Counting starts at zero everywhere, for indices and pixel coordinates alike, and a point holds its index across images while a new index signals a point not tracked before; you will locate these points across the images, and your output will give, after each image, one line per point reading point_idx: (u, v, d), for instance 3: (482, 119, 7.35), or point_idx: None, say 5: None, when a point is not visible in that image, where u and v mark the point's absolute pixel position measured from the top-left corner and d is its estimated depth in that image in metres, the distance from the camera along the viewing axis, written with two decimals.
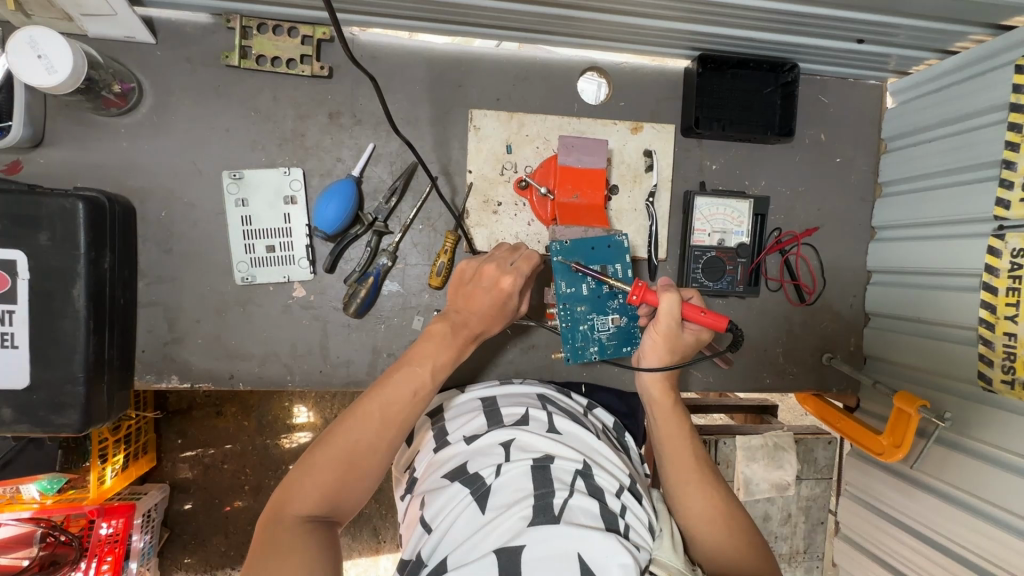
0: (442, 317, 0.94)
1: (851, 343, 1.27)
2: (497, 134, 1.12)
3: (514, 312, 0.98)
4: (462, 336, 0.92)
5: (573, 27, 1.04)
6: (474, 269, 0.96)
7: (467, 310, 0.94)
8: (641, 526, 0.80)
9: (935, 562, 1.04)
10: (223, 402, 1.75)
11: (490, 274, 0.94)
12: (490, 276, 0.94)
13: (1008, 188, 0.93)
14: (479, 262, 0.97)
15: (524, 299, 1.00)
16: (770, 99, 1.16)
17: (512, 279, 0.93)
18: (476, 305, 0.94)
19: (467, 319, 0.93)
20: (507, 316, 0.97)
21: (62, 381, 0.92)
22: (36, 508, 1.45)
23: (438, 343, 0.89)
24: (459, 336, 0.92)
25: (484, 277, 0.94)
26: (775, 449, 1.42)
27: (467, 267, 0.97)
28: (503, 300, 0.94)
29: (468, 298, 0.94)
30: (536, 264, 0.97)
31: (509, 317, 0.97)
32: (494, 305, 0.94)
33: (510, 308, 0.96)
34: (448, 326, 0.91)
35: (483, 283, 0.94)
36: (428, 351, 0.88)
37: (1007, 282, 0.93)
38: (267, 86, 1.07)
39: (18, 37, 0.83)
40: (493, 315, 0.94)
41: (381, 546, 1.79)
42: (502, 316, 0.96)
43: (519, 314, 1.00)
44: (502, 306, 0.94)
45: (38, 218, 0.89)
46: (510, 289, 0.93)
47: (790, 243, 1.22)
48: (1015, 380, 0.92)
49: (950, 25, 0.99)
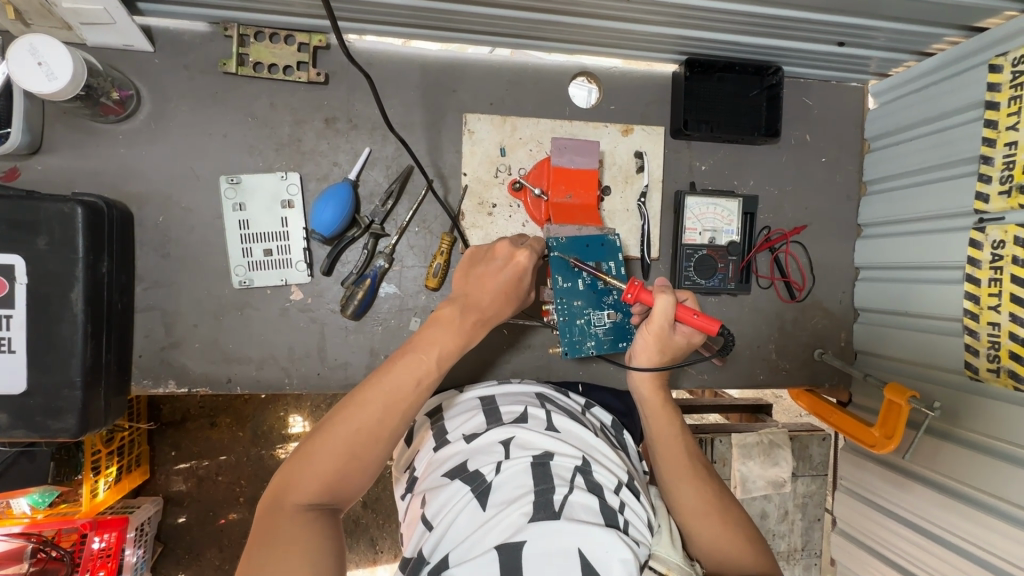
0: (449, 301, 0.94)
1: (840, 339, 1.29)
2: (491, 137, 1.15)
3: (525, 294, 1.00)
4: (473, 317, 0.93)
5: (562, 32, 1.07)
6: (484, 253, 0.99)
7: (477, 291, 0.94)
8: (639, 522, 0.80)
9: (931, 553, 1.05)
10: (217, 412, 1.74)
11: (503, 252, 0.97)
12: (503, 253, 0.96)
13: (987, 182, 0.96)
14: (490, 245, 1.00)
15: (532, 287, 1.03)
16: (756, 101, 1.19)
17: (527, 254, 0.96)
18: (489, 285, 0.95)
19: (480, 301, 0.94)
20: (519, 296, 0.98)
21: (60, 386, 0.92)
22: (27, 522, 1.42)
23: (444, 328, 0.90)
24: (470, 316, 0.92)
25: (497, 255, 0.96)
26: (771, 446, 1.43)
27: (479, 251, 0.99)
28: (519, 276, 0.96)
29: (480, 280, 0.95)
30: (542, 249, 1.01)
31: (521, 299, 0.99)
32: (510, 280, 0.95)
33: (522, 288, 0.98)
34: (457, 310, 0.92)
35: (495, 262, 0.96)
36: (437, 336, 0.88)
37: (989, 273, 0.96)
38: (264, 92, 1.09)
39: (18, 44, 0.84)
40: (507, 292, 0.96)
41: (378, 556, 1.77)
42: (515, 295, 0.97)
43: (525, 300, 1.02)
44: (517, 283, 0.96)
45: (36, 223, 0.90)
46: (524, 264, 0.96)
47: (779, 241, 1.25)
48: (1000, 368, 0.94)
49: (925, 27, 1.03)
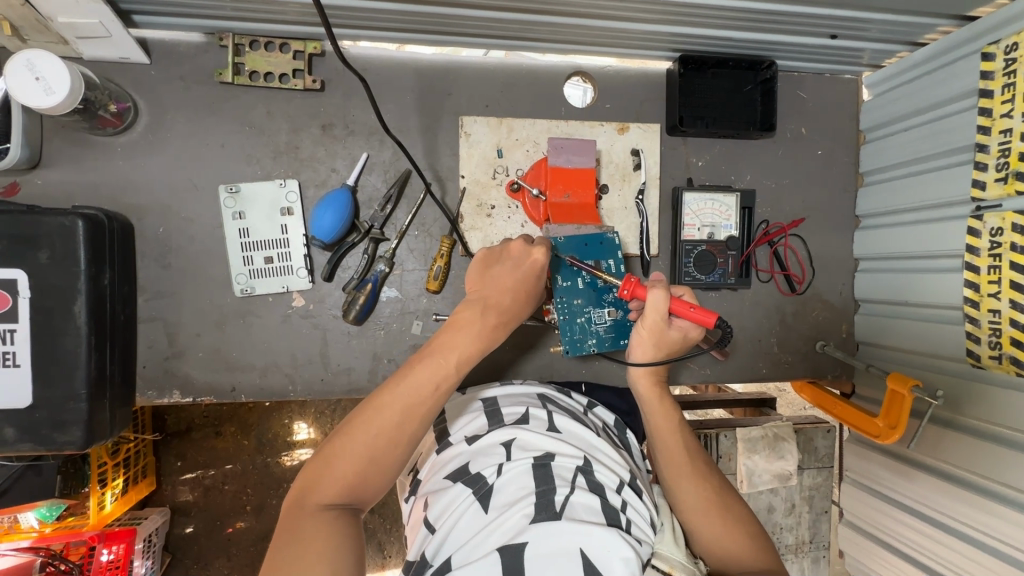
0: (469, 302, 0.94)
1: (842, 330, 1.30)
2: (488, 139, 1.15)
3: (541, 292, 1.00)
4: (491, 319, 0.92)
5: (556, 33, 1.07)
6: (498, 253, 0.99)
7: (498, 292, 0.95)
8: (642, 521, 0.80)
9: (939, 541, 1.05)
10: (222, 422, 1.74)
11: (518, 251, 0.98)
12: (518, 252, 0.97)
13: (983, 170, 0.96)
14: (504, 245, 1.00)
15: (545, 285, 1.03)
16: (750, 96, 1.20)
17: (543, 251, 0.97)
18: (504, 285, 0.95)
19: (497, 302, 0.94)
20: (535, 296, 0.98)
21: (64, 399, 0.92)
22: (35, 537, 1.44)
23: (463, 330, 0.90)
24: (489, 318, 0.92)
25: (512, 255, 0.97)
26: (776, 440, 1.42)
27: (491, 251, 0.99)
28: (535, 274, 0.96)
29: (497, 280, 0.96)
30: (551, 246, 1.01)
31: (536, 297, 0.99)
32: (524, 279, 0.96)
33: (537, 287, 0.98)
34: (475, 311, 0.92)
35: (510, 262, 0.97)
36: (455, 338, 0.88)
37: (988, 260, 0.96)
38: (260, 101, 1.10)
39: (16, 59, 0.85)
40: (523, 291, 0.96)
41: (387, 561, 1.77)
42: (531, 293, 0.97)
43: (540, 299, 1.02)
44: (533, 282, 0.97)
45: (38, 236, 0.90)
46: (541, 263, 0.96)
47: (777, 235, 1.26)
48: (1001, 355, 0.94)
49: (918, 18, 1.03)
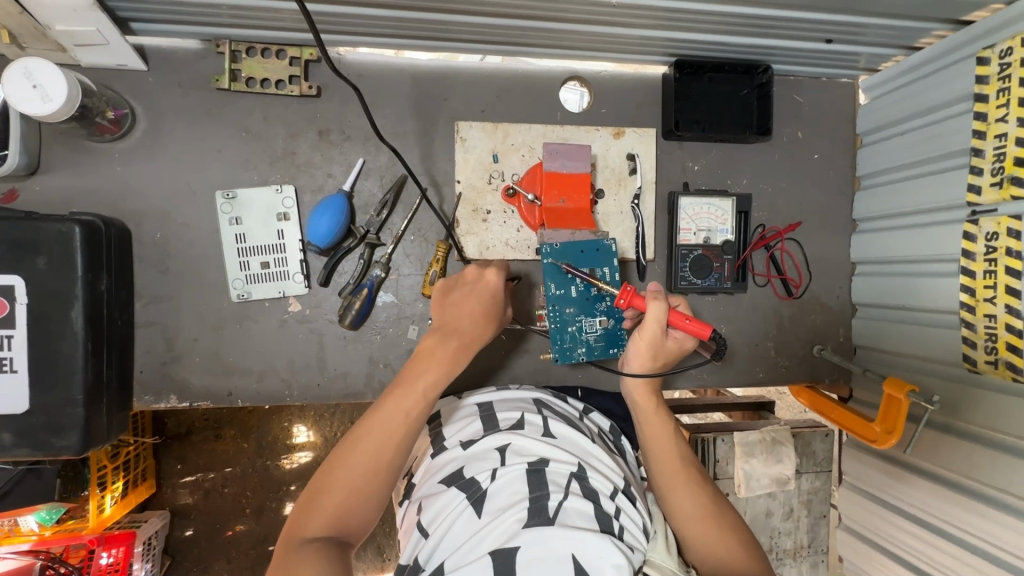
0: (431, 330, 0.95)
1: (839, 334, 1.29)
2: (484, 144, 1.15)
3: (502, 314, 1.01)
4: (458, 340, 0.93)
5: (552, 38, 1.07)
6: (454, 281, 1.01)
7: (460, 315, 0.96)
8: (635, 527, 0.80)
9: (936, 547, 1.05)
10: (221, 425, 1.74)
11: (472, 276, 1.00)
12: (472, 277, 1.00)
13: (978, 174, 0.96)
14: (456, 274, 1.02)
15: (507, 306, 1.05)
16: (746, 100, 1.20)
17: (494, 272, 1.01)
18: (466, 308, 0.97)
19: (461, 323, 0.95)
20: (498, 316, 1.00)
21: (62, 404, 0.93)
22: (35, 540, 1.44)
23: (431, 353, 0.91)
24: (455, 341, 0.93)
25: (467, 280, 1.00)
26: (774, 443, 1.42)
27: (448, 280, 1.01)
28: (493, 295, 0.99)
29: (458, 304, 0.97)
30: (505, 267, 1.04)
31: (500, 319, 1.00)
32: (483, 301, 0.98)
33: (497, 307, 1.00)
34: (439, 335, 0.93)
35: (468, 286, 0.99)
36: (421, 362, 0.89)
37: (984, 265, 0.95)
38: (257, 107, 1.10)
39: (13, 67, 0.85)
40: (486, 312, 0.97)
41: (386, 564, 1.78)
42: (494, 314, 0.99)
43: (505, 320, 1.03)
44: (493, 303, 0.99)
45: (35, 243, 0.91)
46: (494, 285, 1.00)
47: (774, 239, 1.26)
48: (998, 360, 0.94)
49: (913, 23, 1.03)
